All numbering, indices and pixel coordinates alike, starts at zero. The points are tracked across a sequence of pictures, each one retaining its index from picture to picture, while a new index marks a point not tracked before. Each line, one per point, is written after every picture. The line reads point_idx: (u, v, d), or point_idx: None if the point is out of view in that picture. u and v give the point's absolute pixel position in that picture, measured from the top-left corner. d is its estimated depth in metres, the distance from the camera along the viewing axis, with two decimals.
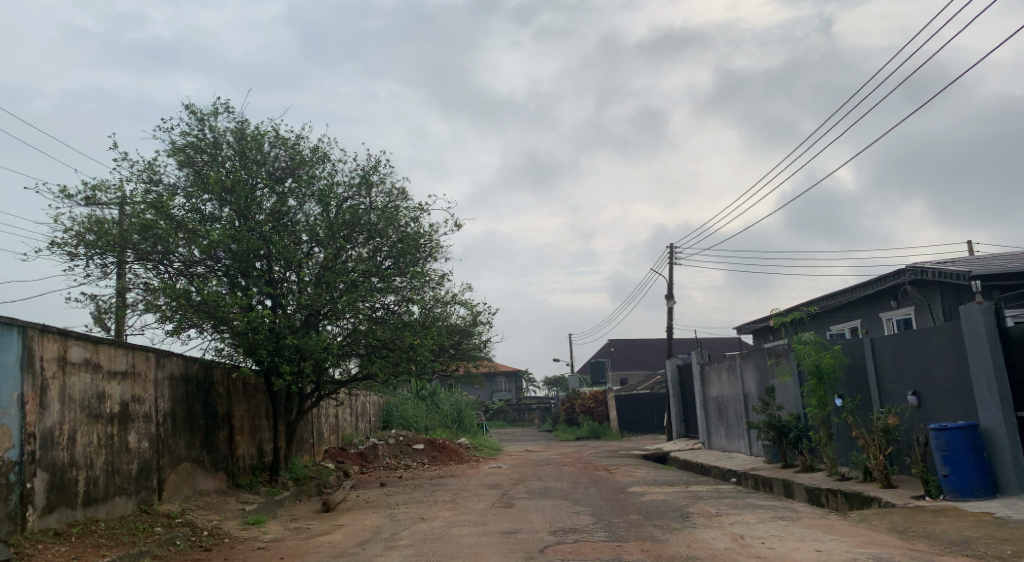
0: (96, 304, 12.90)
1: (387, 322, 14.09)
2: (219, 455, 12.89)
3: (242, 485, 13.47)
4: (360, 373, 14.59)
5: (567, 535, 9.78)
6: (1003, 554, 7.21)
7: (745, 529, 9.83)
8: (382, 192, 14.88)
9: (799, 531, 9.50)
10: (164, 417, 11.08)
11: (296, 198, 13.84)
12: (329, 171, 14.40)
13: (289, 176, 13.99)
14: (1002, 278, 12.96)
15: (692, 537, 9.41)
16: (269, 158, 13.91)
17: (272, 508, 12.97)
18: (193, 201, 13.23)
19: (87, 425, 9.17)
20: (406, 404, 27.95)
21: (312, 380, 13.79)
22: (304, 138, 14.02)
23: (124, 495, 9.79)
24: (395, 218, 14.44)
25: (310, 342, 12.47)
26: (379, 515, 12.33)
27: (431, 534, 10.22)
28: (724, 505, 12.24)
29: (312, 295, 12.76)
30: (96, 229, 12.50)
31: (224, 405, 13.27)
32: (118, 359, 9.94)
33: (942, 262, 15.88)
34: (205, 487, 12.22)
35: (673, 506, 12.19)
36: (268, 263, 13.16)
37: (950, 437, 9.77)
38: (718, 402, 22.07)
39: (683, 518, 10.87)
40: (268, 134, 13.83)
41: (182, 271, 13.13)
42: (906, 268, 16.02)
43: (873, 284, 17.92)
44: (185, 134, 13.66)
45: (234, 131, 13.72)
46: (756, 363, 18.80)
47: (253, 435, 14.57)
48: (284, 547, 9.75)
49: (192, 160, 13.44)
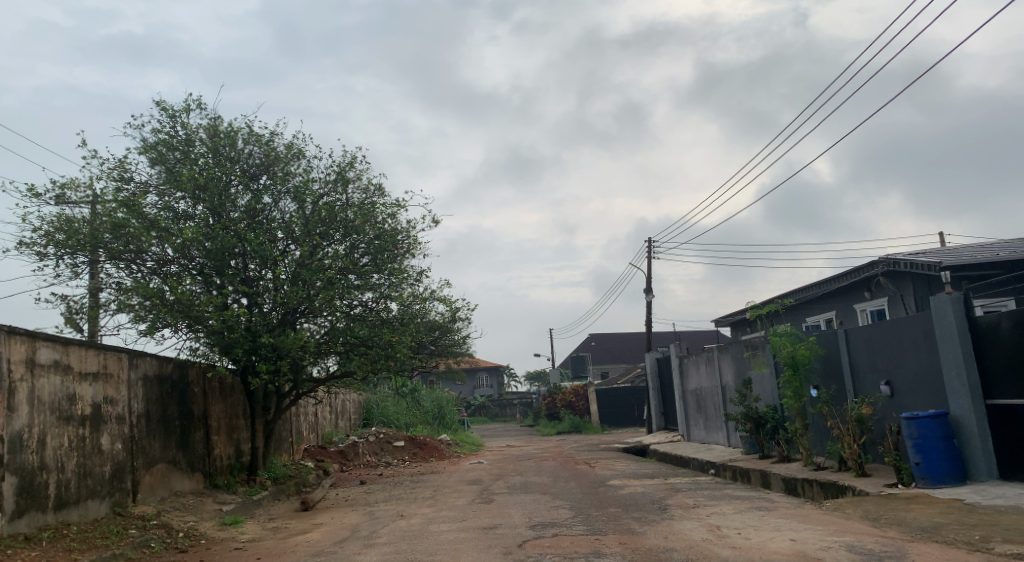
0: (68, 304, 12.71)
1: (365, 320, 14.02)
2: (196, 455, 12.78)
3: (220, 485, 13.36)
4: (339, 371, 14.51)
5: (545, 530, 9.80)
6: (972, 539, 7.32)
7: (721, 520, 9.91)
8: (359, 188, 14.79)
9: (774, 521, 9.61)
10: (139, 418, 10.96)
11: (272, 195, 13.74)
12: (305, 168, 14.29)
13: (263, 173, 13.83)
14: (970, 268, 13.15)
15: (670, 529, 9.46)
16: (243, 155, 13.76)
17: (249, 508, 12.87)
18: (166, 199, 13.10)
19: (58, 428, 9.06)
20: (387, 401, 27.88)
21: (290, 378, 13.69)
22: (278, 135, 13.91)
23: (97, 497, 9.67)
24: (372, 215, 14.37)
25: (286, 340, 12.38)
26: (358, 513, 12.29)
27: (410, 531, 10.20)
28: (701, 497, 12.36)
29: (288, 293, 12.68)
30: (65, 228, 12.29)
31: (200, 405, 13.16)
32: (89, 361, 9.81)
33: (914, 253, 16.08)
34: (181, 488, 12.11)
35: (651, 498, 12.29)
36: (243, 261, 13.09)
37: (921, 425, 9.90)
38: (696, 395, 22.22)
39: (661, 510, 10.95)
40: (242, 131, 13.72)
41: (155, 271, 12.94)
42: (879, 260, 16.20)
43: (847, 275, 18.11)
44: (157, 131, 13.49)
45: (207, 128, 13.55)
46: (733, 355, 18.94)
47: (230, 435, 14.45)
48: (261, 547, 9.69)
49: (164, 158, 13.25)
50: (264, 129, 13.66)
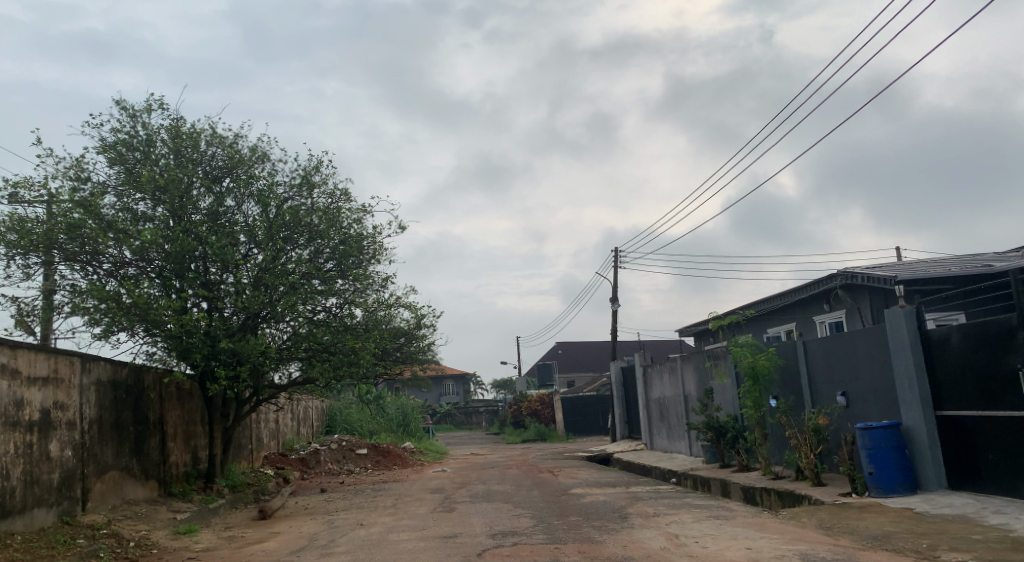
0: (19, 306, 12.39)
1: (328, 325, 13.87)
2: (150, 462, 12.51)
3: (175, 493, 13.09)
4: (301, 378, 14.33)
5: (505, 539, 9.79)
6: (919, 547, 7.48)
7: (680, 528, 10.00)
8: (324, 193, 14.67)
9: (732, 530, 9.70)
10: (90, 424, 10.70)
11: (234, 198, 13.59)
12: (269, 171, 14.14)
13: (226, 175, 13.66)
14: (923, 282, 13.47)
15: (629, 538, 9.51)
16: (206, 157, 13.58)
17: (205, 517, 12.63)
18: (125, 200, 12.86)
19: (4, 434, 8.80)
20: (350, 408, 27.63)
21: (250, 384, 13.47)
22: (242, 137, 13.75)
23: (44, 506, 9.41)
24: (337, 220, 14.24)
25: (247, 345, 12.20)
26: (316, 522, 12.13)
27: (369, 540, 10.10)
28: (662, 505, 12.44)
29: (249, 297, 12.52)
30: (17, 228, 11.93)
31: (156, 411, 12.91)
32: (38, 365, 9.56)
33: (871, 267, 16.42)
34: (134, 496, 11.84)
35: (612, 507, 12.33)
36: (204, 264, 12.90)
37: (875, 436, 10.08)
38: (660, 404, 22.38)
39: (621, 519, 10.99)
40: (205, 133, 13.54)
41: (112, 273, 12.67)
42: (837, 272, 16.51)
43: (807, 287, 18.42)
44: (116, 131, 13.24)
45: (169, 129, 13.34)
46: (695, 364, 19.13)
47: (187, 441, 14.18)
48: (214, 556, 9.51)
49: (124, 158, 12.97)
50: (228, 131, 13.51)
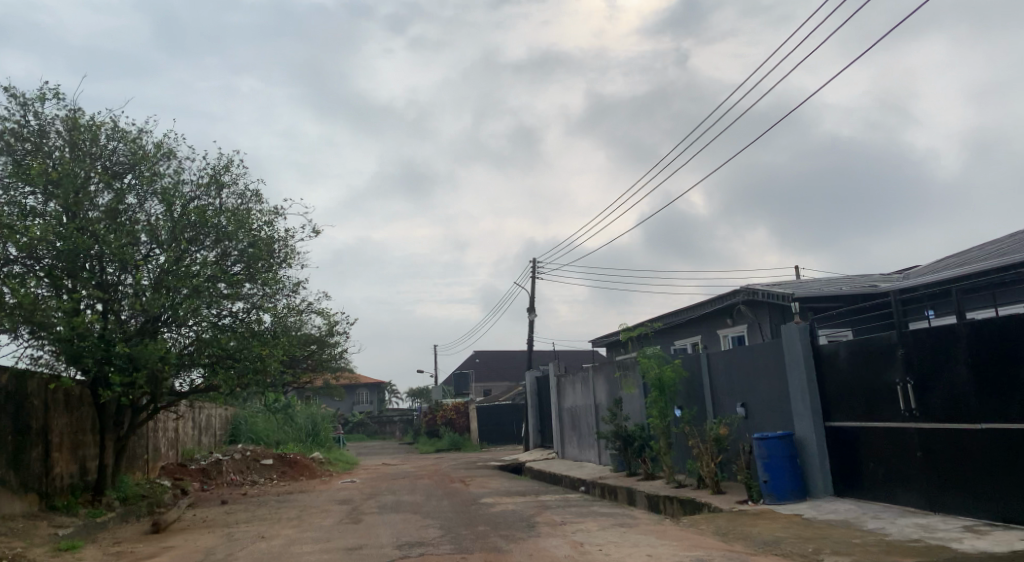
0: None
1: (234, 330, 13.43)
2: (31, 474, 11.82)
3: (58, 507, 12.39)
4: (204, 385, 13.84)
5: (411, 549, 9.72)
6: (805, 551, 7.85)
7: (585, 536, 10.17)
8: (233, 193, 14.27)
9: (634, 537, 9.94)
10: None
11: (136, 195, 13.07)
12: (174, 168, 13.65)
13: (127, 172, 13.11)
14: (816, 300, 14.17)
15: (534, 546, 9.61)
16: (106, 151, 13.01)
17: (91, 532, 12.01)
18: (13, 194, 12.13)
19: None
20: (256, 417, 26.84)
21: (147, 391, 12.89)
22: (146, 132, 13.22)
23: None
24: (246, 222, 13.85)
25: (144, 350, 11.68)
26: (214, 535, 11.72)
27: (269, 554, 9.84)
28: (568, 514, 12.62)
29: (148, 299, 12.00)
30: None
31: (40, 419, 12.22)
32: None
33: (771, 284, 17.15)
34: (11, 511, 11.14)
35: (521, 516, 12.43)
36: (99, 264, 12.34)
37: (770, 445, 10.54)
38: (571, 413, 22.69)
39: (528, 528, 11.09)
40: (104, 126, 12.97)
41: None
42: (740, 289, 17.16)
43: (712, 302, 19.07)
44: (5, 120, 12.53)
45: (64, 120, 12.72)
46: (606, 375, 19.50)
47: (75, 451, 13.46)
48: None
49: (12, 149, 12.28)
50: (129, 125, 12.97)
